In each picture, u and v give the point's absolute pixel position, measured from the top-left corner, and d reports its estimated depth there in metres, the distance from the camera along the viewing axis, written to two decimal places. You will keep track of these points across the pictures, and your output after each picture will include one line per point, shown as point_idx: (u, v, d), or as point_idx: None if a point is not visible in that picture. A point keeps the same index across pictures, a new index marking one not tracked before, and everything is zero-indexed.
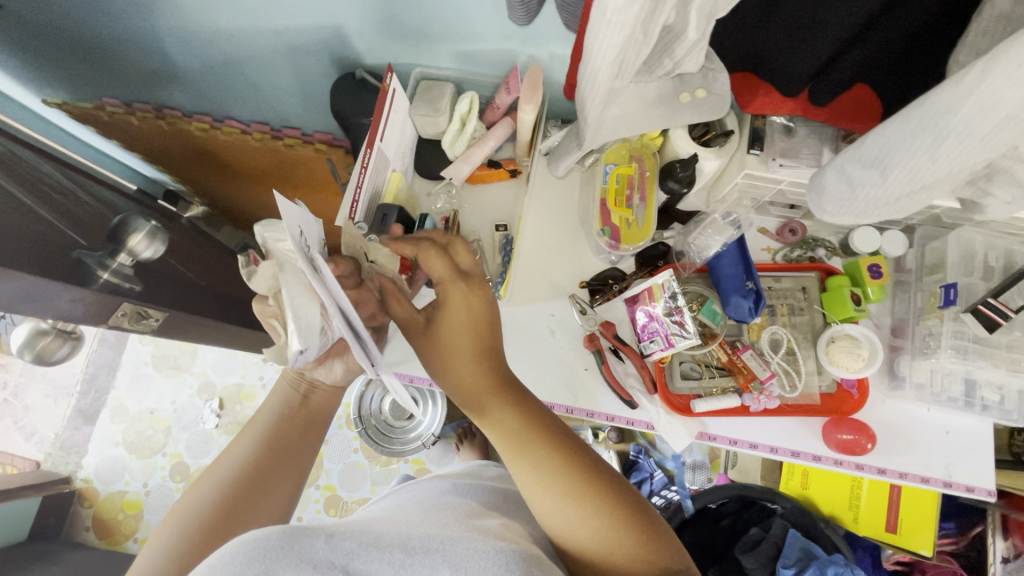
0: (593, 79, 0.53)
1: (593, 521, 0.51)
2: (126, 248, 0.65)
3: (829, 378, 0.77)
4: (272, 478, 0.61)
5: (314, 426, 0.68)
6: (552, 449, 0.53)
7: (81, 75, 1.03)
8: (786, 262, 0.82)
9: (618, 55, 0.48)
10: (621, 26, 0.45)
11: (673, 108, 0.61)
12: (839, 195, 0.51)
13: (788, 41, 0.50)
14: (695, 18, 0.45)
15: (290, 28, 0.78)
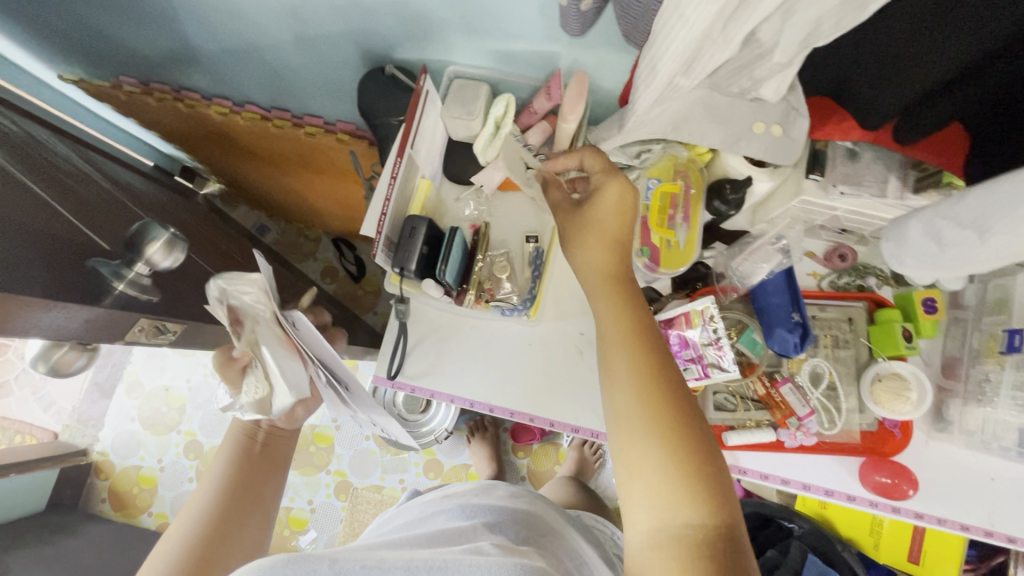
0: (651, 68, 0.48)
1: (666, 462, 0.48)
2: (142, 257, 0.60)
3: (871, 416, 0.74)
4: (243, 514, 0.60)
5: (276, 463, 0.67)
6: (656, 376, 0.52)
7: (99, 52, 0.99)
8: (832, 289, 0.78)
9: (687, 49, 0.44)
10: (698, 22, 0.40)
11: (742, 133, 0.57)
12: (920, 248, 0.50)
13: (881, 68, 0.45)
14: (788, 37, 0.42)
15: (318, 18, 0.73)
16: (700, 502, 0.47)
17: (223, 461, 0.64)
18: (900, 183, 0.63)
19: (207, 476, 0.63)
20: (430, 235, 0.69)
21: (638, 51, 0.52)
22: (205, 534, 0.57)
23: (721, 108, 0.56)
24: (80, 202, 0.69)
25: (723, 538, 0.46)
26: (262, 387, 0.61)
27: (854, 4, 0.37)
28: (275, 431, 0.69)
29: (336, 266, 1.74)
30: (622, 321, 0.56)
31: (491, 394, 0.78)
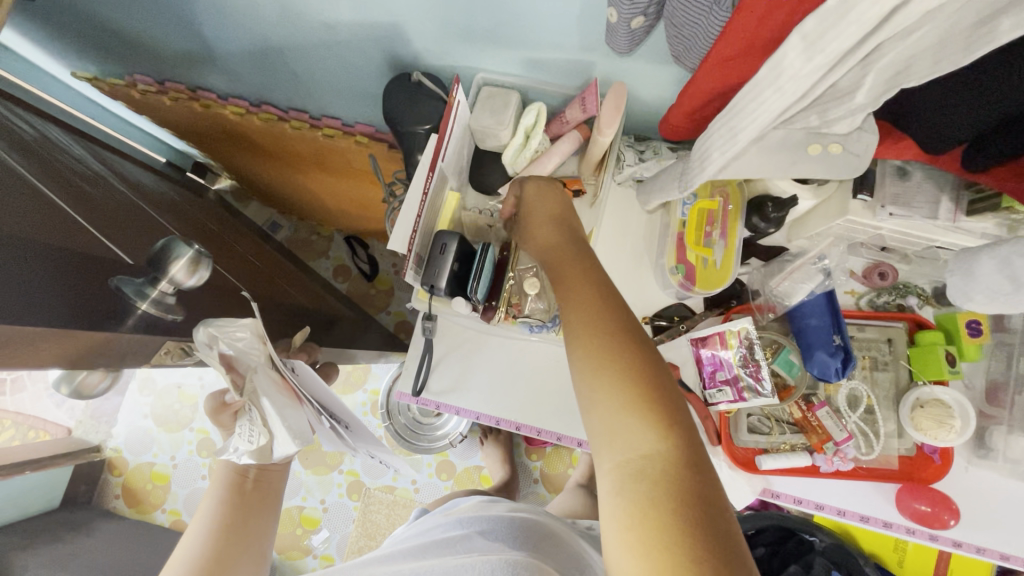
0: (729, 135, 0.46)
1: (615, 393, 0.44)
2: (166, 275, 0.58)
3: (910, 441, 0.72)
4: (235, 560, 0.58)
5: (267, 500, 0.65)
6: (603, 306, 0.49)
7: (114, 51, 0.96)
8: (870, 309, 0.76)
9: (775, 118, 0.42)
10: (795, 93, 0.39)
11: (797, 157, 0.51)
12: (993, 285, 0.56)
13: (953, 112, 0.43)
14: (873, 81, 0.38)
15: (343, 23, 0.70)
16: (653, 427, 0.43)
17: (210, 504, 0.61)
18: (952, 206, 0.60)
19: (196, 520, 0.60)
20: (460, 251, 0.67)
21: (691, 83, 0.47)
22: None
23: (776, 141, 0.49)
24: (100, 214, 0.68)
25: (676, 475, 0.41)
26: (261, 435, 0.58)
27: (954, 46, 0.34)
28: (267, 469, 0.66)
29: (349, 265, 1.72)
30: (564, 262, 0.55)
31: (518, 411, 0.76)
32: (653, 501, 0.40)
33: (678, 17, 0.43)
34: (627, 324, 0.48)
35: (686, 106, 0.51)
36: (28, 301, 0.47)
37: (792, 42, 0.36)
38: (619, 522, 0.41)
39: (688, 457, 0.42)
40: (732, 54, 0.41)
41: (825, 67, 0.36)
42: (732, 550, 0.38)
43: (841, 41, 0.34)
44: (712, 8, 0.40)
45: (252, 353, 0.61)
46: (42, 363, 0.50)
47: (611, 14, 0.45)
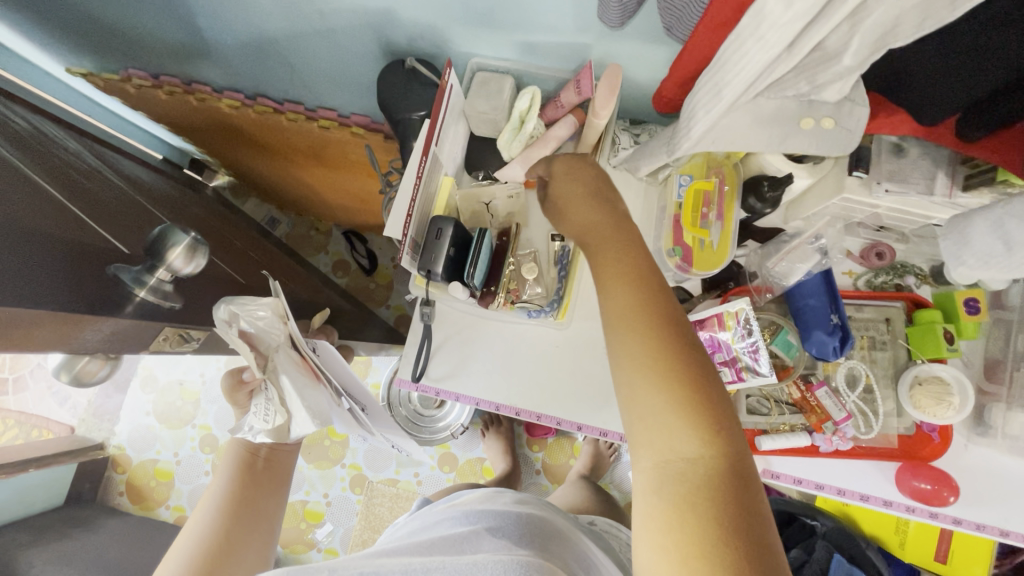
0: (714, 93, 0.47)
1: (659, 395, 0.44)
2: (164, 263, 0.58)
3: (909, 420, 0.72)
4: (247, 532, 0.63)
5: (277, 478, 0.71)
6: (649, 301, 0.47)
7: (108, 45, 0.96)
8: (868, 289, 0.76)
9: (759, 71, 0.42)
10: (777, 43, 0.39)
11: (789, 132, 0.52)
12: (986, 248, 0.59)
13: (938, 70, 0.43)
14: (862, 39, 0.39)
15: (335, 10, 0.70)
16: (700, 431, 0.42)
17: (225, 479, 0.67)
18: (948, 180, 0.60)
19: (210, 493, 0.66)
20: (457, 236, 0.67)
21: (686, 47, 0.48)
22: (210, 549, 0.59)
23: (767, 112, 0.50)
24: (96, 204, 0.68)
25: (722, 477, 0.41)
26: (278, 414, 0.62)
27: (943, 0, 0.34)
28: (275, 449, 0.72)
29: (348, 260, 1.73)
30: (607, 252, 0.52)
31: (517, 397, 0.76)
32: (692, 503, 0.40)
33: None
34: (675, 323, 0.46)
35: (679, 71, 0.51)
36: (25, 285, 0.47)
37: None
38: (656, 522, 0.41)
39: (735, 462, 0.42)
40: (724, 16, 0.42)
41: (806, 12, 0.36)
42: (766, 551, 0.39)
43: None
44: None
45: (273, 334, 0.65)
46: (40, 348, 0.51)
47: None
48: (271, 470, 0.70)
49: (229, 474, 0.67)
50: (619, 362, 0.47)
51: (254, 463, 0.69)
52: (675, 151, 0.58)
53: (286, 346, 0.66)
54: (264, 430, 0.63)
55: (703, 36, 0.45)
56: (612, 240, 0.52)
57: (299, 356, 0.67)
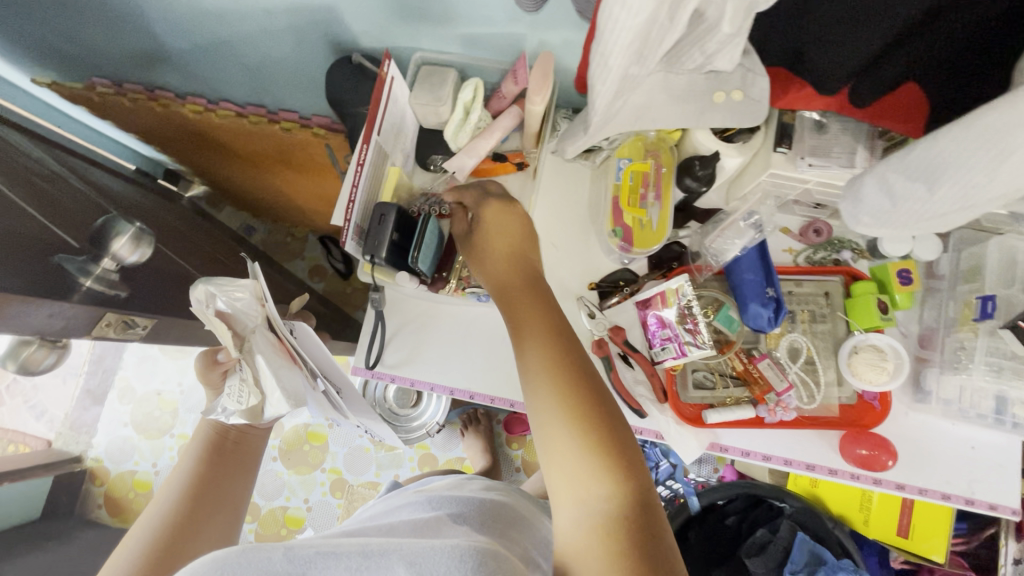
0: (603, 65, 0.48)
1: (583, 458, 0.47)
2: (109, 252, 0.60)
3: (850, 389, 0.74)
4: (209, 513, 0.64)
5: (245, 461, 0.71)
6: (567, 345, 0.53)
7: (69, 54, 0.98)
8: (808, 265, 0.77)
9: (637, 36, 0.44)
10: (642, 7, 0.41)
11: (704, 106, 0.57)
12: (876, 206, 0.47)
13: (825, 37, 0.46)
14: (732, 8, 0.42)
15: (281, 8, 0.72)
16: (611, 479, 0.47)
17: (190, 458, 0.68)
18: (867, 153, 0.63)
19: (175, 473, 0.66)
20: (400, 222, 0.68)
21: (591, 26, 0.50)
22: (172, 525, 0.60)
23: (679, 87, 0.56)
24: (49, 200, 0.69)
25: (631, 523, 0.45)
26: (252, 395, 0.62)
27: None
28: (245, 431, 0.73)
29: (325, 265, 1.74)
30: (526, 309, 0.56)
31: (470, 380, 0.77)
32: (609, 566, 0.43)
33: None
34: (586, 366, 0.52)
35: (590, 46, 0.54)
36: None
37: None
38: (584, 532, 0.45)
39: (642, 506, 0.46)
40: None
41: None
42: (666, 566, 0.44)
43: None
44: None
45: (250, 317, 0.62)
46: None
47: None
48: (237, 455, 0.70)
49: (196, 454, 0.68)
50: (542, 418, 0.50)
51: (222, 445, 0.69)
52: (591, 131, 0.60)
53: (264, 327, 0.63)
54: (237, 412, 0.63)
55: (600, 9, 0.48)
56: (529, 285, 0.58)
57: (278, 338, 0.64)
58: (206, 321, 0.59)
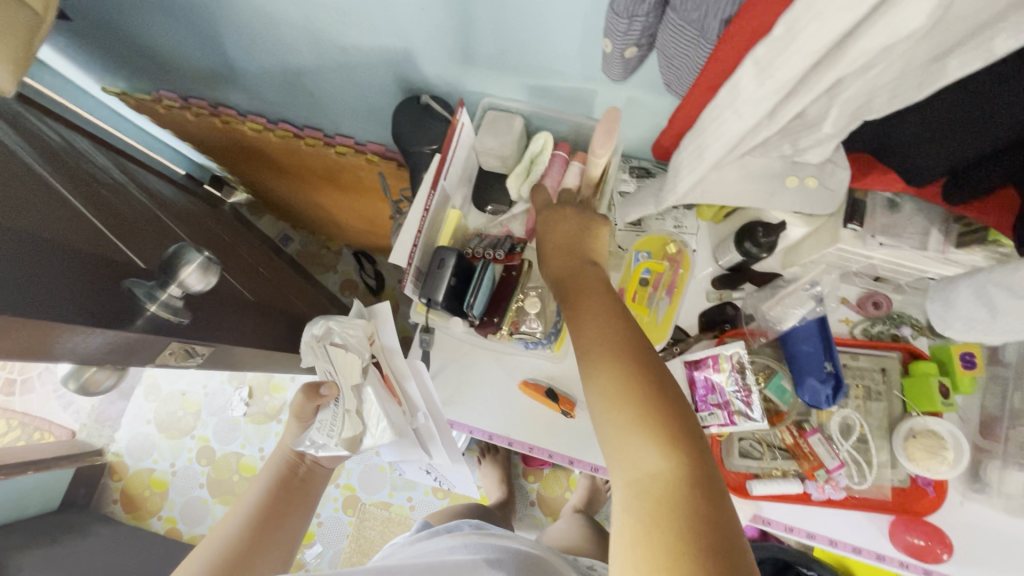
0: (698, 153, 0.52)
1: (633, 436, 0.43)
2: (176, 280, 0.60)
3: (903, 473, 0.71)
4: (275, 539, 0.65)
5: (308, 497, 0.74)
6: (672, 443, 0.43)
7: (142, 68, 1.01)
8: (864, 337, 0.75)
9: (736, 139, 0.47)
10: (751, 115, 0.44)
11: (777, 188, 0.58)
12: (970, 314, 0.59)
13: (921, 140, 0.46)
14: (833, 111, 0.43)
15: (358, 48, 0.75)
16: (656, 444, 0.43)
17: (264, 484, 0.71)
18: (942, 237, 0.61)
19: (247, 497, 0.69)
20: (459, 267, 0.69)
21: (682, 102, 0.52)
22: (241, 542, 0.62)
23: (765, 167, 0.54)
24: (118, 219, 0.71)
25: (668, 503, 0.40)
26: (346, 427, 0.73)
27: (911, 83, 0.39)
28: (313, 469, 0.76)
29: (355, 279, 1.75)
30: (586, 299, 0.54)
31: (508, 428, 0.77)
32: (662, 534, 0.39)
33: (670, 49, 0.46)
34: (701, 476, 0.42)
35: (676, 122, 0.55)
36: (48, 297, 0.50)
37: (747, 68, 0.41)
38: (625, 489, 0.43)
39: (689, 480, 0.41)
40: (715, 81, 0.46)
41: (772, 95, 0.41)
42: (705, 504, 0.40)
43: (790, 69, 0.38)
44: (699, 41, 0.44)
45: (358, 350, 0.78)
46: (52, 358, 0.53)
47: (607, 45, 0.49)
48: (298, 489, 0.72)
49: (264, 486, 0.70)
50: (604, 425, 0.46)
51: (290, 479, 0.72)
52: (664, 205, 0.63)
53: (369, 363, 0.79)
54: (335, 442, 0.72)
55: (697, 92, 0.49)
56: (629, 381, 0.45)
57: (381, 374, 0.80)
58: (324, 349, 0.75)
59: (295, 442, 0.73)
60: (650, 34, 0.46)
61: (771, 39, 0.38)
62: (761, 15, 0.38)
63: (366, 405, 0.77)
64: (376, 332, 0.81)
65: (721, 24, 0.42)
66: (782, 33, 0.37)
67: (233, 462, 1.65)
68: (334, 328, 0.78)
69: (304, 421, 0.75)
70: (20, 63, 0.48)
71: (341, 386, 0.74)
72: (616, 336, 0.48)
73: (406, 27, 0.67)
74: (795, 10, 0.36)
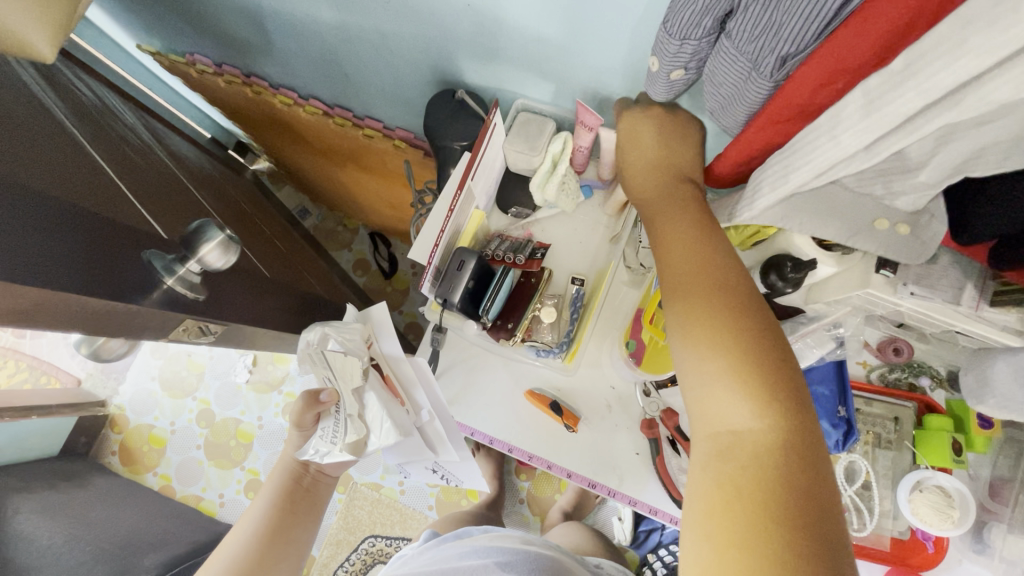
0: (782, 175, 0.48)
1: (722, 382, 0.44)
2: (196, 255, 0.61)
3: (904, 524, 0.71)
4: (281, 555, 0.70)
5: (313, 507, 0.78)
6: (772, 406, 0.43)
7: (179, 30, 1.00)
8: (880, 384, 0.74)
9: (829, 164, 0.44)
10: (850, 147, 0.41)
11: (863, 228, 0.52)
12: None
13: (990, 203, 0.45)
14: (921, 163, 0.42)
15: (399, 35, 0.73)
16: (749, 398, 0.43)
17: (269, 496, 0.74)
18: (977, 293, 0.58)
19: (253, 510, 0.73)
20: (477, 270, 0.69)
21: (752, 124, 0.49)
22: (251, 557, 0.67)
23: (838, 203, 0.51)
24: (141, 182, 0.71)
25: (768, 454, 0.41)
26: (354, 432, 0.74)
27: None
28: (318, 477, 0.80)
29: (369, 260, 1.74)
30: (672, 224, 0.54)
31: (510, 434, 0.76)
32: (738, 487, 0.41)
33: (720, 76, 0.45)
34: (800, 445, 0.42)
35: (739, 145, 0.53)
36: (61, 271, 0.49)
37: (853, 96, 0.39)
38: (713, 424, 0.44)
39: (783, 434, 0.42)
40: (780, 115, 0.45)
41: (878, 128, 0.38)
42: (807, 453, 0.42)
43: (899, 107, 0.36)
44: (752, 74, 0.43)
45: (358, 354, 0.76)
46: (66, 329, 0.52)
47: (653, 63, 0.47)
48: (302, 498, 0.76)
49: (269, 499, 0.74)
50: (694, 365, 0.46)
51: (296, 490, 0.76)
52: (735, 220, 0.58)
53: (369, 365, 0.78)
54: (338, 449, 0.74)
55: (784, 116, 0.45)
56: (715, 318, 0.46)
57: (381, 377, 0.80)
58: (322, 357, 0.73)
59: (301, 452, 0.75)
60: (699, 59, 0.45)
61: (889, 71, 0.36)
62: (854, 58, 0.37)
63: (368, 411, 0.76)
64: (373, 335, 0.81)
65: (778, 59, 0.41)
66: (902, 68, 0.35)
67: (231, 427, 1.66)
68: (326, 329, 0.76)
69: (305, 432, 0.76)
70: (59, 25, 0.47)
71: (341, 391, 0.73)
72: (705, 275, 0.49)
73: (449, 20, 0.65)
74: (918, 45, 0.34)
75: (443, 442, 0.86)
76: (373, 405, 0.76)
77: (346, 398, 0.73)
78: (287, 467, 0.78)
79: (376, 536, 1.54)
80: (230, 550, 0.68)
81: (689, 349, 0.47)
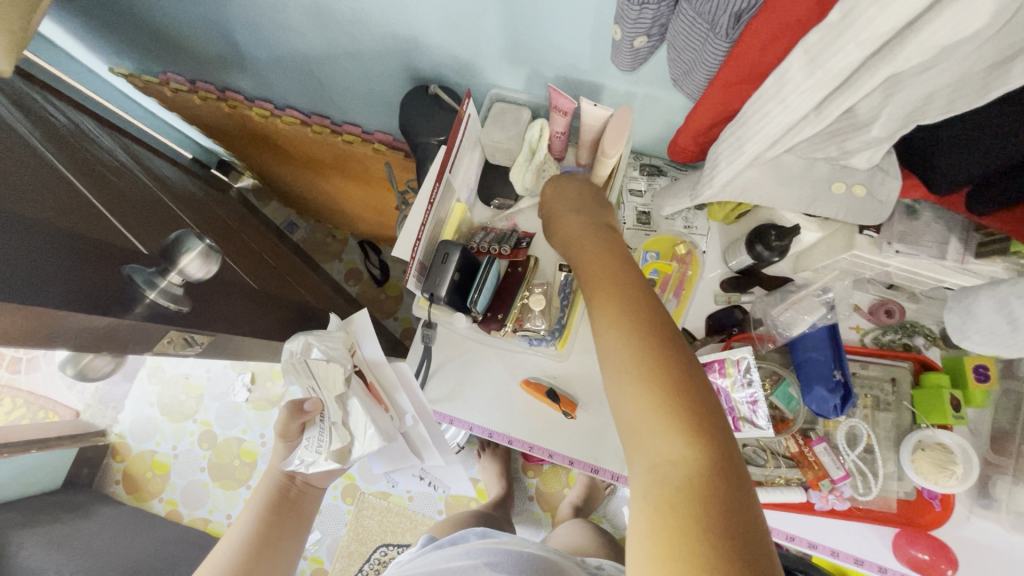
0: (738, 146, 0.51)
1: (650, 412, 0.42)
2: (176, 267, 0.60)
3: (909, 485, 0.71)
4: (269, 563, 0.68)
5: (299, 520, 0.77)
6: (695, 429, 0.41)
7: (149, 49, 0.99)
8: (875, 346, 0.74)
9: (780, 131, 0.46)
10: (798, 107, 0.43)
11: (821, 194, 0.56)
12: None
13: (959, 145, 0.45)
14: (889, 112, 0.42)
15: (367, 35, 0.73)
16: (676, 428, 0.41)
17: (256, 509, 0.73)
18: (961, 246, 0.58)
19: (239, 523, 0.71)
20: (463, 262, 0.68)
21: (701, 101, 0.51)
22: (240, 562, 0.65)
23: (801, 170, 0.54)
24: (117, 198, 0.70)
25: (698, 482, 0.39)
26: (338, 439, 0.75)
27: (972, 89, 0.38)
28: (304, 490, 0.79)
29: (361, 269, 1.74)
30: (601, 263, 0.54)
31: (509, 426, 0.76)
32: (672, 521, 0.38)
33: (680, 40, 0.44)
34: (724, 473, 0.40)
35: (693, 124, 0.55)
36: (41, 289, 0.49)
37: (796, 56, 0.40)
38: (644, 460, 0.42)
39: (712, 462, 0.40)
40: (735, 78, 0.45)
41: (822, 85, 0.40)
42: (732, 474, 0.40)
43: (844, 57, 0.37)
44: (709, 36, 0.42)
45: (341, 361, 0.77)
46: (48, 345, 0.52)
47: (615, 32, 0.45)
48: (288, 510, 0.75)
49: (254, 511, 0.73)
50: (620, 399, 0.45)
51: (283, 500, 0.75)
52: (699, 198, 0.61)
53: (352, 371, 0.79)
54: (324, 457, 0.74)
55: (735, 86, 0.46)
56: (640, 349, 0.45)
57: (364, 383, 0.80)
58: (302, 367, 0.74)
59: (286, 462, 0.74)
60: (660, 24, 0.43)
61: (827, 25, 0.37)
62: (797, 11, 0.37)
63: (351, 417, 0.77)
64: (355, 343, 0.82)
65: (733, 17, 0.40)
66: (838, 19, 0.36)
67: (234, 447, 1.65)
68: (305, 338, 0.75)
69: (290, 442, 0.75)
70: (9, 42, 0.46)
71: (325, 399, 0.75)
72: (630, 305, 0.48)
73: (414, 14, 0.65)
74: None
75: (426, 450, 0.87)
76: (356, 412, 0.77)
77: (330, 406, 0.75)
78: (272, 480, 0.77)
79: (387, 545, 1.53)
80: (216, 563, 0.66)
81: (618, 384, 0.45)
